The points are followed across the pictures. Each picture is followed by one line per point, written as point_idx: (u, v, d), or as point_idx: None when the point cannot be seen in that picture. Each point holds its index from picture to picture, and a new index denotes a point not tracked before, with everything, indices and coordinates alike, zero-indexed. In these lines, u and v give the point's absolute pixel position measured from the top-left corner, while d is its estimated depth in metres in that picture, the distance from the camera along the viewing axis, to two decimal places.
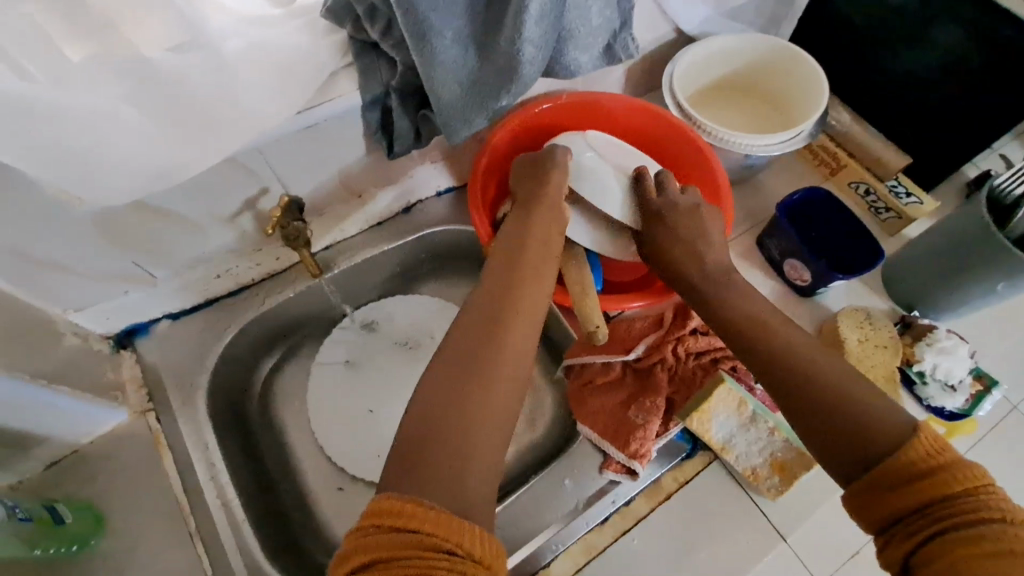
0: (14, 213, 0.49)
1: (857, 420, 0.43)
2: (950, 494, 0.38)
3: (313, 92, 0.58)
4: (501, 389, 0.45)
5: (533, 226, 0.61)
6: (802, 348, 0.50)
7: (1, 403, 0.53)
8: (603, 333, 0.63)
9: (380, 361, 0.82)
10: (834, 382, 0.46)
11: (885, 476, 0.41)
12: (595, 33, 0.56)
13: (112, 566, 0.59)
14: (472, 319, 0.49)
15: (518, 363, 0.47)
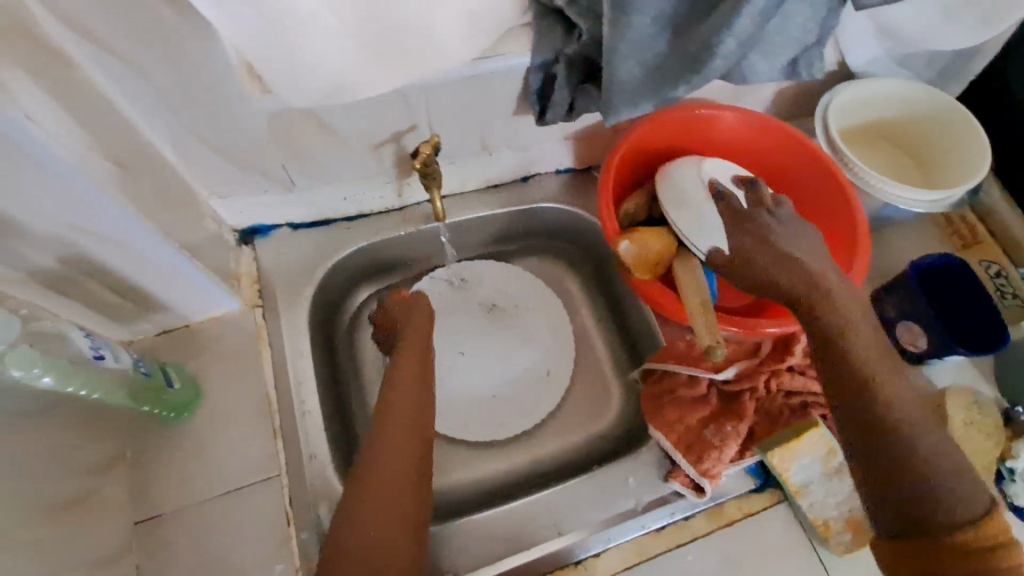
0: (210, 92, 0.52)
1: (920, 483, 0.43)
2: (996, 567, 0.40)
3: (490, 43, 0.59)
4: (400, 465, 0.54)
5: (400, 363, 0.63)
6: (886, 408, 0.45)
7: (149, 266, 0.56)
8: (723, 351, 0.59)
9: (461, 317, 0.83)
10: (904, 436, 0.44)
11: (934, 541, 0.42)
12: (788, 45, 0.55)
13: (200, 438, 0.63)
14: (408, 396, 0.60)
15: (405, 439, 0.56)
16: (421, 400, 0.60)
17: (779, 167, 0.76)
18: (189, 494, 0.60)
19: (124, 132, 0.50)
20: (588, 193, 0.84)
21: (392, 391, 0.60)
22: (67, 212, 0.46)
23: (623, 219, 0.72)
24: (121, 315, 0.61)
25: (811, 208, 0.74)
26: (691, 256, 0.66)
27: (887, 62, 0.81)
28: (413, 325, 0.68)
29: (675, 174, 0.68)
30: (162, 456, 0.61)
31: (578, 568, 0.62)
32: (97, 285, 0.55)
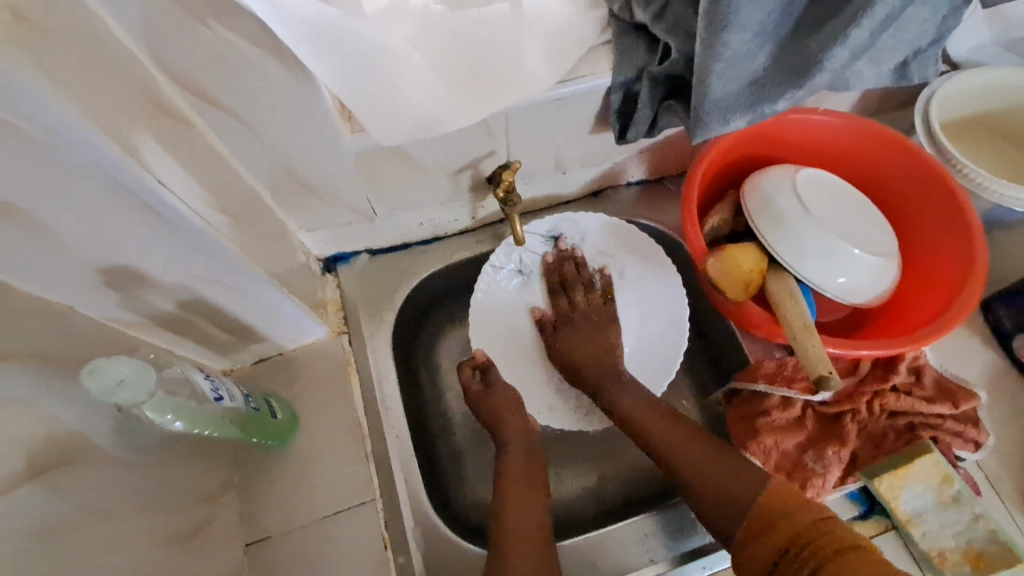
0: (304, 132, 0.54)
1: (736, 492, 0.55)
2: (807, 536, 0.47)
3: (570, 66, 0.58)
4: (523, 499, 0.62)
5: (512, 451, 0.67)
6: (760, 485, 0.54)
7: (251, 302, 0.59)
8: (838, 381, 0.54)
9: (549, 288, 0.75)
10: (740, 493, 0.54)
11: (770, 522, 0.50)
12: (901, 47, 0.51)
13: (299, 464, 0.65)
14: (521, 484, 0.64)
15: (532, 525, 0.60)
16: (535, 468, 0.66)
17: (880, 176, 0.71)
18: (294, 517, 0.63)
19: (230, 182, 0.53)
20: (660, 204, 0.82)
21: (511, 472, 0.65)
22: (188, 262, 0.50)
23: (707, 235, 0.70)
24: (223, 348, 0.64)
25: (920, 220, 0.69)
26: (785, 272, 0.63)
27: (994, 48, 0.73)
28: (511, 431, 0.68)
29: (764, 187, 0.66)
30: (267, 481, 0.64)
31: None
32: (207, 323, 0.59)
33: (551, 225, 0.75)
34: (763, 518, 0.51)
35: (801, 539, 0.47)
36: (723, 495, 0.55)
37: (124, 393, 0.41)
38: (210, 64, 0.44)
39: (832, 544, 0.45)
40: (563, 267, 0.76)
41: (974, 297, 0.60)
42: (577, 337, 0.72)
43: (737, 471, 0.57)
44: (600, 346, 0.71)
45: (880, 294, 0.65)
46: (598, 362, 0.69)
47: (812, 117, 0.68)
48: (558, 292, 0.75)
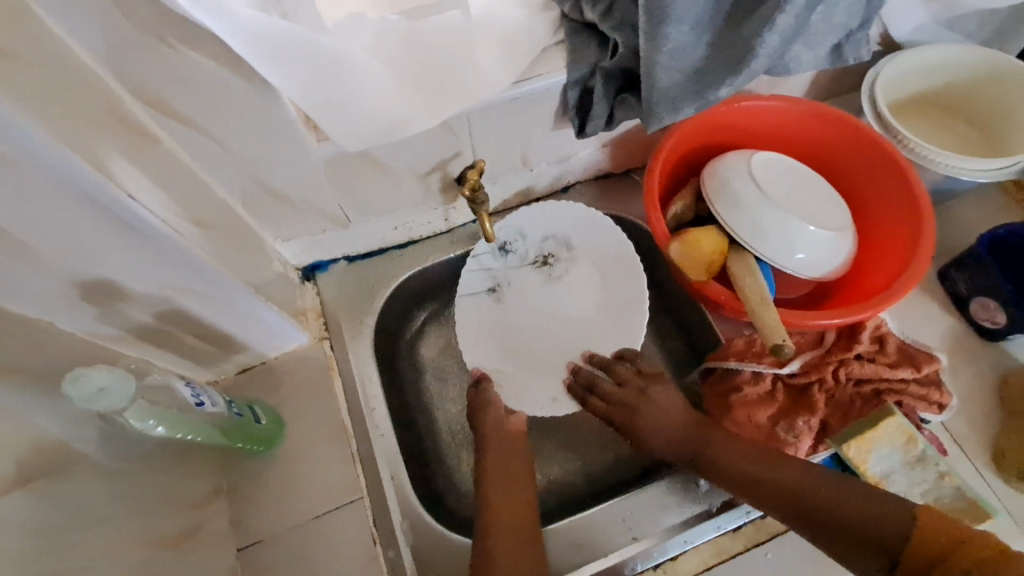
0: (271, 143, 0.55)
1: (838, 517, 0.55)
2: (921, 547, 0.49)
3: (526, 66, 0.61)
4: (518, 496, 0.64)
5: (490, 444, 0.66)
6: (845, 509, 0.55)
7: (230, 311, 0.61)
8: (793, 347, 0.56)
9: (522, 292, 0.73)
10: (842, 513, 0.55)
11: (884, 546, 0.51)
12: (832, 30, 0.54)
13: (287, 467, 0.67)
14: (501, 476, 0.65)
15: (521, 528, 0.61)
16: (515, 468, 0.66)
17: (832, 155, 0.74)
18: (285, 519, 0.64)
19: (203, 195, 0.55)
20: (627, 195, 0.84)
21: (488, 462, 0.65)
22: (165, 273, 0.51)
23: (671, 220, 0.73)
24: (206, 359, 0.66)
25: (872, 196, 0.72)
26: (745, 250, 0.65)
27: (934, 28, 0.77)
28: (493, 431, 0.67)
29: (722, 172, 0.69)
30: (255, 486, 0.66)
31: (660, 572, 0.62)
32: (188, 334, 0.60)
33: (501, 235, 0.75)
34: (872, 551, 0.52)
35: (945, 549, 0.49)
36: (842, 517, 0.55)
37: (105, 399, 0.43)
38: (174, 81, 0.46)
39: (963, 540, 0.48)
40: (523, 268, 0.74)
41: (924, 263, 0.62)
42: (655, 410, 0.66)
43: (824, 482, 0.57)
44: (670, 403, 0.67)
45: (838, 267, 0.68)
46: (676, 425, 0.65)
47: (763, 103, 0.71)
48: (524, 284, 0.73)
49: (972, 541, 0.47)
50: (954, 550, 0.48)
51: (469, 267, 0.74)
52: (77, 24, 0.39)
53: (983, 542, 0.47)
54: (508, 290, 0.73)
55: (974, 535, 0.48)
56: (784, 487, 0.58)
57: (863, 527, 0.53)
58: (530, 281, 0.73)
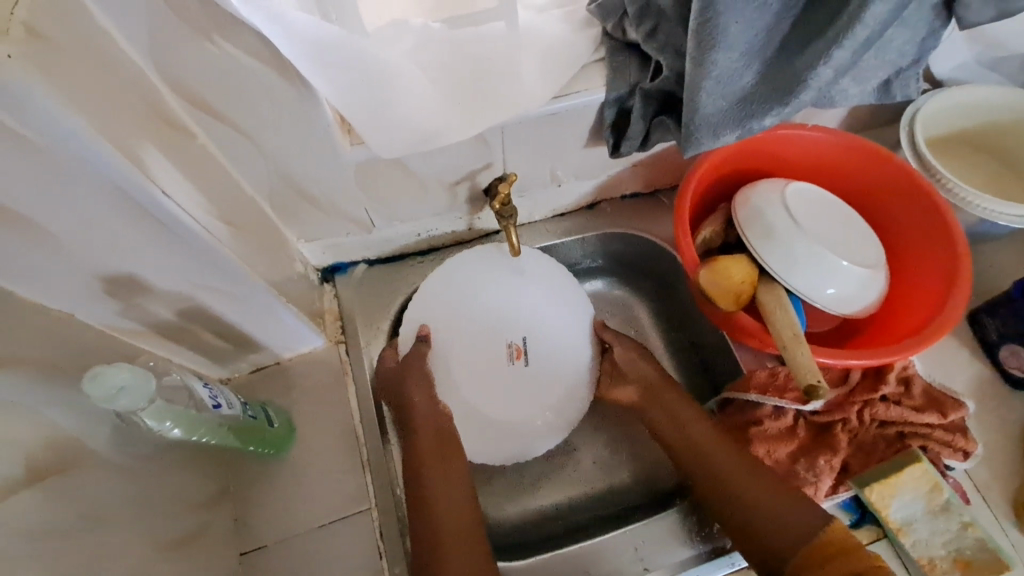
0: (305, 145, 0.55)
1: (750, 509, 0.57)
2: (812, 545, 0.50)
3: (565, 81, 0.60)
4: (454, 469, 0.62)
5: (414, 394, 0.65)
6: (751, 497, 0.57)
7: (249, 311, 0.60)
8: (828, 390, 0.55)
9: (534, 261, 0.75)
10: (755, 507, 0.56)
11: (782, 543, 0.53)
12: (883, 67, 0.52)
13: (295, 472, 0.66)
14: (433, 426, 0.64)
15: (454, 495, 0.60)
16: (442, 414, 0.66)
17: (867, 189, 0.73)
18: (289, 526, 0.63)
19: (230, 191, 0.54)
20: (654, 217, 0.83)
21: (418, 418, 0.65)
22: (188, 270, 0.51)
23: (699, 246, 0.72)
24: (221, 357, 0.65)
25: (909, 234, 0.71)
26: (776, 283, 0.64)
27: (977, 67, 0.76)
28: (412, 380, 0.66)
29: (755, 200, 0.68)
30: (261, 489, 0.64)
31: None
32: (205, 332, 0.59)
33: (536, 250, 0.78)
34: (767, 546, 0.54)
35: (810, 557, 0.50)
36: (754, 512, 0.56)
37: (124, 399, 0.42)
38: (214, 80, 0.46)
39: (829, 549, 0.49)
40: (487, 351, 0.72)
41: (959, 307, 0.61)
42: (648, 376, 0.69)
43: (756, 481, 0.58)
44: (659, 373, 0.70)
45: (870, 305, 0.67)
46: (651, 396, 0.69)
47: (802, 133, 0.70)
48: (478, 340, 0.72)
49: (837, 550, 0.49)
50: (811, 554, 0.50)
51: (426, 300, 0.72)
52: (124, 16, 0.38)
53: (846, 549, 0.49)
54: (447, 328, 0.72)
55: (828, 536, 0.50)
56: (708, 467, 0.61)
57: (771, 519, 0.55)
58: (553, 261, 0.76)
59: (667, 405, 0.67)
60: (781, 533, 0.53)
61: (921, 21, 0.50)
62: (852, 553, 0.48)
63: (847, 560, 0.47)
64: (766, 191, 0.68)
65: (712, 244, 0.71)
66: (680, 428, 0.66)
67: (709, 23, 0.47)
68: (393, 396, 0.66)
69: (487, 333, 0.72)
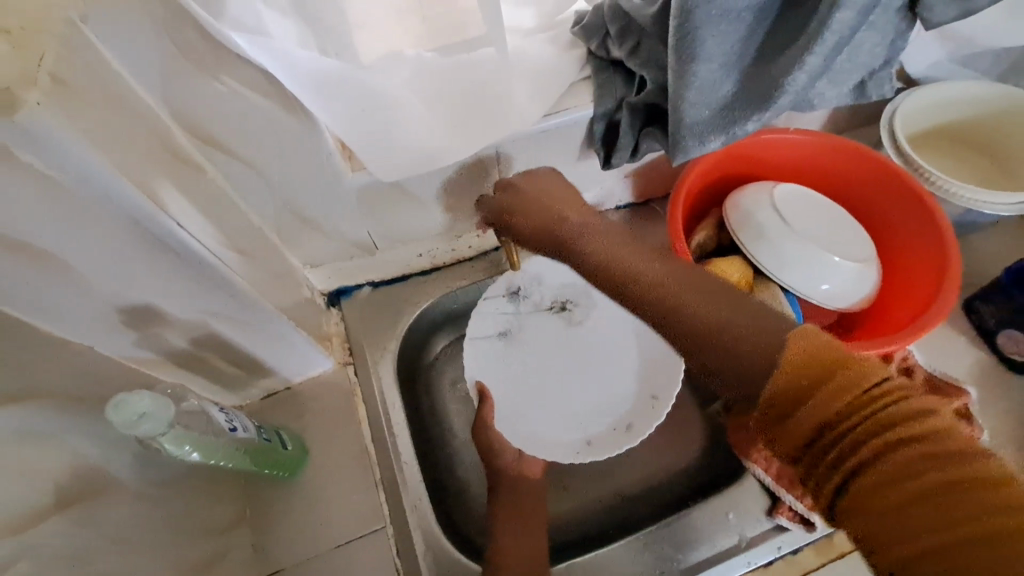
0: (310, 173, 0.57)
1: (724, 328, 0.44)
2: (865, 411, 0.35)
3: (554, 100, 0.63)
4: (529, 512, 0.66)
5: (546, 196, 0.62)
6: (731, 319, 0.44)
7: (262, 336, 0.62)
8: None
9: (537, 337, 0.76)
10: (730, 333, 0.43)
11: (786, 398, 0.37)
12: (856, 69, 0.55)
13: (309, 495, 0.66)
14: (511, 494, 0.67)
15: (531, 524, 0.65)
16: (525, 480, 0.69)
17: (854, 186, 0.75)
18: (306, 549, 0.63)
19: (237, 221, 0.56)
20: (649, 224, 0.85)
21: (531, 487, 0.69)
22: (201, 298, 0.52)
23: (694, 250, 0.73)
24: (232, 383, 0.66)
25: (896, 226, 0.73)
26: (772, 282, 0.67)
27: (948, 65, 0.79)
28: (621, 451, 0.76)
29: (745, 203, 0.70)
30: (277, 514, 0.65)
31: None
32: (217, 358, 0.61)
33: (507, 282, 0.77)
34: (806, 371, 0.37)
35: (874, 483, 0.33)
36: (743, 323, 0.43)
37: (145, 425, 0.43)
38: (223, 115, 0.48)
39: (843, 391, 0.35)
40: (535, 314, 0.77)
41: (953, 294, 0.62)
42: (624, 264, 0.53)
43: (736, 303, 0.46)
44: (600, 236, 0.57)
45: (865, 296, 0.68)
46: (556, 220, 0.59)
47: (786, 136, 0.73)
48: (541, 333, 0.76)
49: (850, 386, 0.35)
50: (879, 430, 0.34)
51: (478, 311, 0.75)
52: (141, 61, 0.41)
53: (865, 389, 0.35)
54: (518, 335, 0.76)
55: (895, 382, 0.36)
56: (815, 342, 0.38)
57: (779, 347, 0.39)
58: (550, 326, 0.77)
59: (672, 296, 0.48)
60: (806, 380, 0.37)
61: (890, 24, 0.53)
62: (930, 440, 0.33)
63: (919, 458, 0.32)
64: (754, 204, 0.69)
65: (707, 249, 0.73)
66: (555, 245, 0.59)
67: (687, 37, 0.50)
68: (531, 513, 0.66)
69: (541, 349, 0.76)
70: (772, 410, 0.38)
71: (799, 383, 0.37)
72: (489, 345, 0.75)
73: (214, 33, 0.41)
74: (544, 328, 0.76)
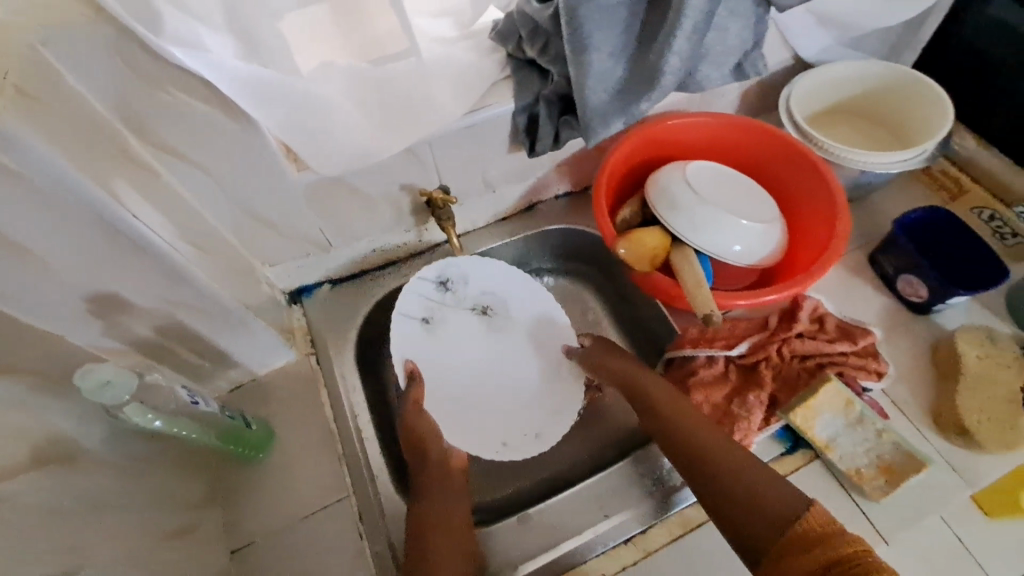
0: (257, 175, 0.64)
1: (742, 484, 0.56)
2: (841, 562, 0.44)
3: (476, 98, 0.70)
4: (448, 504, 0.66)
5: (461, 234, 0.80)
6: (751, 477, 0.56)
7: (225, 327, 0.68)
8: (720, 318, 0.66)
9: (458, 333, 0.79)
10: (742, 482, 0.56)
11: (792, 546, 0.49)
12: (730, 51, 0.63)
13: (276, 474, 0.71)
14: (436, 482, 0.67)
15: (446, 520, 0.64)
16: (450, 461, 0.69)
17: (761, 159, 0.84)
18: (274, 523, 0.68)
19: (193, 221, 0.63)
20: (585, 210, 0.93)
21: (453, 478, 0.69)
22: (163, 289, 0.58)
23: (620, 225, 0.80)
24: (200, 374, 0.71)
25: (798, 191, 0.81)
26: (685, 245, 0.73)
27: (838, 48, 0.86)
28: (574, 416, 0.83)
29: (661, 180, 0.78)
30: (247, 493, 0.70)
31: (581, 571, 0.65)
32: (183, 349, 0.66)
33: (439, 271, 0.79)
34: (803, 537, 0.48)
35: None
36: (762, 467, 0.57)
37: (109, 392, 0.49)
38: (172, 123, 0.54)
39: (818, 549, 0.46)
40: (459, 309, 0.79)
41: (841, 242, 0.70)
42: (662, 403, 0.67)
43: (745, 457, 0.59)
44: (654, 381, 0.70)
45: (772, 253, 0.76)
46: (599, 364, 0.74)
47: (694, 119, 0.81)
48: (462, 331, 0.79)
49: (842, 544, 0.46)
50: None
51: (406, 290, 0.77)
52: (97, 80, 0.48)
53: (858, 549, 0.45)
54: (439, 325, 0.78)
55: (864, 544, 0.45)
56: (818, 528, 0.49)
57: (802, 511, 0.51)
58: (470, 326, 0.79)
59: (677, 431, 0.64)
60: (805, 544, 0.48)
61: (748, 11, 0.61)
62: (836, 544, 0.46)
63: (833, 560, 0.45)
64: (667, 181, 0.77)
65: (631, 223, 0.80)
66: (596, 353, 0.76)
67: (578, 32, 0.58)
68: (450, 503, 0.66)
69: (462, 342, 0.78)
70: (777, 556, 0.49)
71: (804, 539, 0.48)
72: (411, 327, 0.76)
73: (157, 49, 0.48)
74: (465, 327, 0.79)
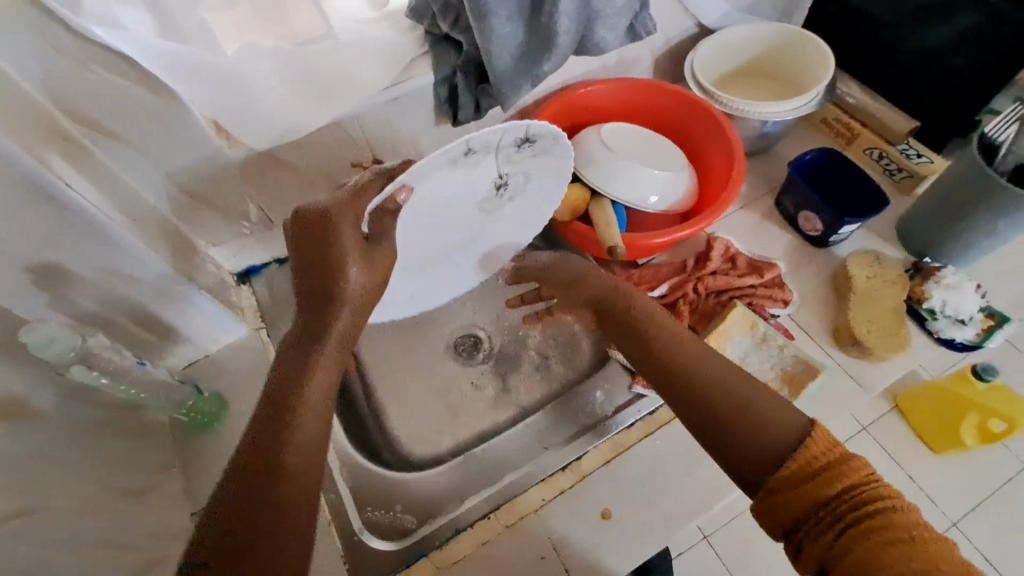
0: (190, 152, 0.68)
1: (751, 415, 0.56)
2: (867, 513, 0.48)
3: (396, 72, 0.75)
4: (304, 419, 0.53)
5: None
6: (760, 409, 0.57)
7: (170, 302, 0.71)
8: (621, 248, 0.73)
9: (468, 181, 0.65)
10: (760, 421, 0.56)
11: (789, 481, 0.52)
12: (619, 13, 0.70)
13: (232, 439, 0.75)
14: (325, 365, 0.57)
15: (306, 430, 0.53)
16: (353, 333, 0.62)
17: (671, 118, 0.91)
18: None
19: (131, 198, 0.66)
20: None
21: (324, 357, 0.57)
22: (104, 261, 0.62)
23: None
24: (151, 350, 0.75)
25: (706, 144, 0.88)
26: (602, 196, 0.80)
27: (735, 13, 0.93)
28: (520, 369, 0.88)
29: (579, 140, 0.84)
30: (204, 458, 0.73)
31: (524, 499, 0.70)
32: (130, 323, 0.70)
33: (537, 131, 0.62)
34: (813, 471, 0.51)
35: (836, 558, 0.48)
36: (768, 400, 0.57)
37: (54, 346, 0.55)
38: (98, 98, 0.58)
39: (829, 483, 0.50)
40: (496, 163, 0.65)
41: (738, 182, 0.78)
42: (668, 335, 0.66)
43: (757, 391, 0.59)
44: (662, 317, 0.69)
45: (682, 198, 0.83)
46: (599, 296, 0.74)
47: (607, 85, 0.88)
48: (469, 188, 0.66)
49: (849, 479, 0.50)
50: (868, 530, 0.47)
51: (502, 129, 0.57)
52: (22, 58, 0.52)
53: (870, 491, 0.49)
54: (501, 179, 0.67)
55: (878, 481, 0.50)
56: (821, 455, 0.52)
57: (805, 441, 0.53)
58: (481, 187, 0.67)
59: (682, 359, 0.63)
60: (817, 477, 0.51)
61: None
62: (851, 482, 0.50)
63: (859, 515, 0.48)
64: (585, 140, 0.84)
65: None
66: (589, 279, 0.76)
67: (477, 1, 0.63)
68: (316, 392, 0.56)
69: (464, 190, 0.65)
70: (775, 492, 0.52)
71: (808, 473, 0.51)
72: (447, 159, 0.58)
73: (76, 26, 0.52)
74: (472, 185, 0.66)
